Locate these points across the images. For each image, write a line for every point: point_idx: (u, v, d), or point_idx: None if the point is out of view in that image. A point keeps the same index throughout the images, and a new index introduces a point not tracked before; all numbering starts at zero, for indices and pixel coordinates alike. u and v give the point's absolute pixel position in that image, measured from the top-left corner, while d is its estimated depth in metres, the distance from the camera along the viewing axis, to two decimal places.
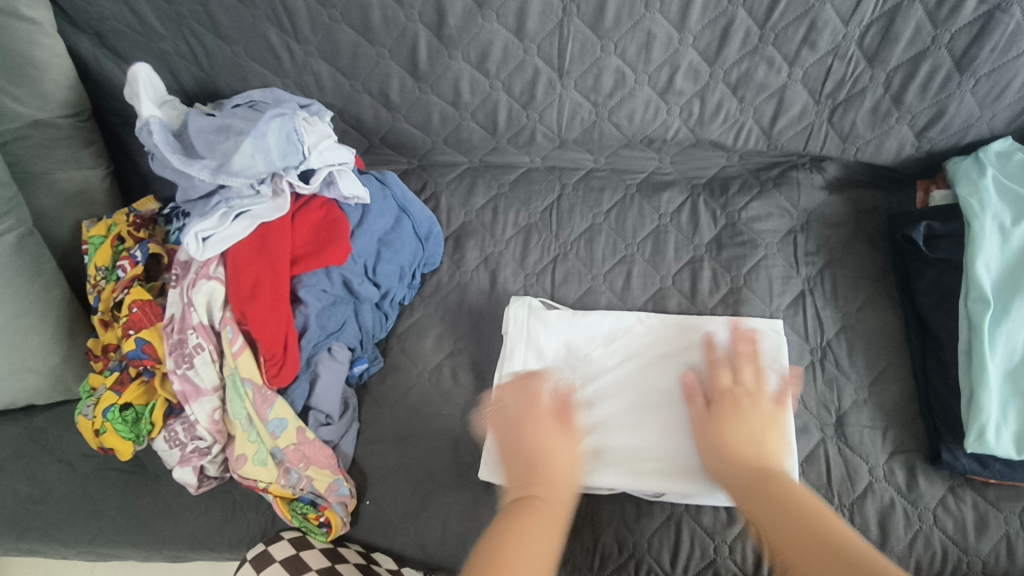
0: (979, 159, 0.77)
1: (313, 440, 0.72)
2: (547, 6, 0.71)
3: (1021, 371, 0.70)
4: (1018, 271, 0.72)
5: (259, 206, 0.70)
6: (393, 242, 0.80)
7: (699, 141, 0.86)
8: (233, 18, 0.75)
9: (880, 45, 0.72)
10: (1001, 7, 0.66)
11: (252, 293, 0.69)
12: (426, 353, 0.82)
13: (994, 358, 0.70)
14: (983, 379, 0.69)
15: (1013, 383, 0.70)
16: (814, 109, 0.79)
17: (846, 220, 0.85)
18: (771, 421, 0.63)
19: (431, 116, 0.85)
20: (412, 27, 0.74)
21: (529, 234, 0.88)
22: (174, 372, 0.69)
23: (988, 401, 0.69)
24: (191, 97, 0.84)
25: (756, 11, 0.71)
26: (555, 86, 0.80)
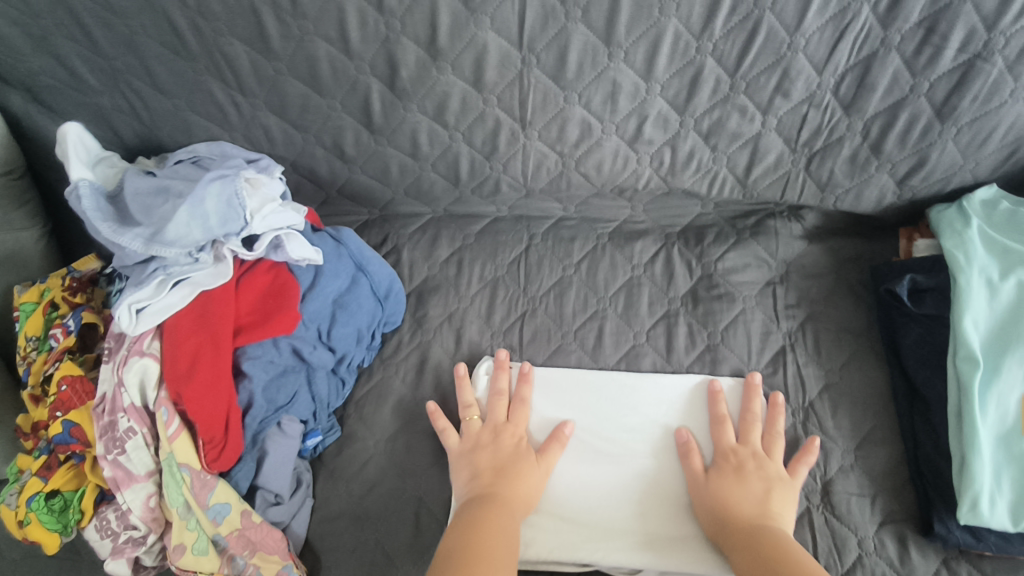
0: (963, 208, 0.74)
1: (260, 524, 0.66)
2: (504, 58, 0.67)
3: (1015, 436, 0.65)
4: (1008, 328, 0.68)
5: (199, 273, 0.65)
6: (348, 304, 0.75)
7: (672, 190, 0.82)
8: (172, 72, 0.70)
9: (856, 93, 0.68)
10: (982, 56, 0.63)
11: (188, 371, 0.63)
12: (386, 421, 0.77)
13: (985, 422, 0.66)
14: (974, 445, 0.65)
15: (1007, 449, 0.65)
16: (790, 158, 0.75)
17: (825, 270, 0.82)
18: (778, 485, 0.65)
19: (390, 168, 0.81)
20: (363, 80, 0.70)
21: (495, 289, 0.84)
22: (104, 457, 0.63)
23: (980, 469, 0.64)
24: (133, 152, 0.79)
25: (726, 61, 0.67)
26: (517, 137, 0.76)
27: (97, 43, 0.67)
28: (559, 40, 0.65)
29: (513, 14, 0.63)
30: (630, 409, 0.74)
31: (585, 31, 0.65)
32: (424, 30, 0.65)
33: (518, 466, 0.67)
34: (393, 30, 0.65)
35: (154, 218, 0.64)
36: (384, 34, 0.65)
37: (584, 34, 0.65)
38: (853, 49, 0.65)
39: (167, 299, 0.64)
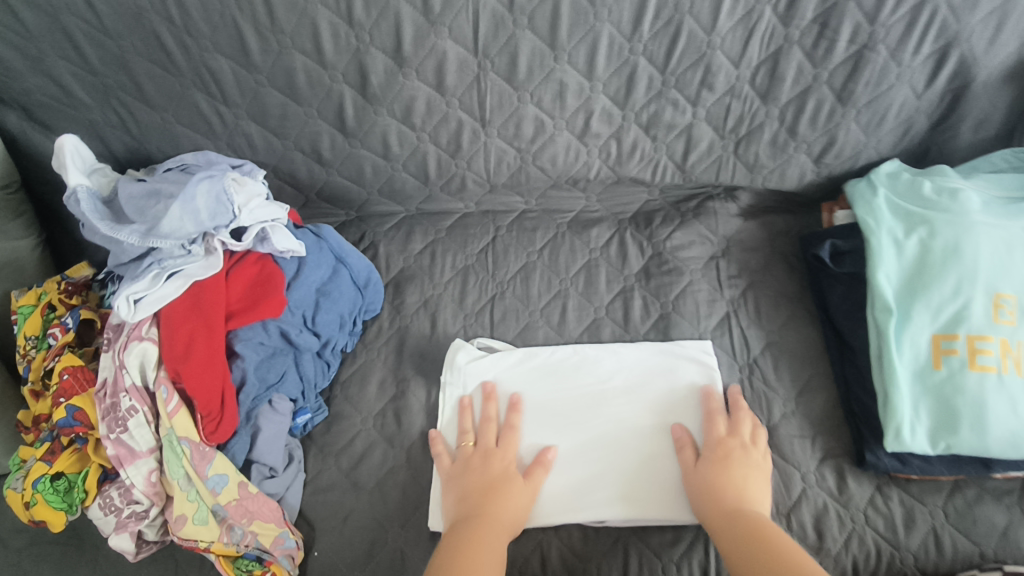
0: (871, 181, 0.84)
1: (256, 495, 0.71)
2: (463, 63, 0.76)
3: (929, 371, 0.75)
4: (915, 278, 0.77)
5: (192, 265, 0.71)
6: (331, 292, 0.82)
7: (620, 178, 0.92)
8: (160, 86, 0.77)
9: (769, 83, 0.79)
10: (868, 47, 0.74)
11: (185, 351, 0.69)
12: (371, 398, 0.83)
13: (902, 361, 0.75)
14: (893, 380, 0.74)
15: (923, 382, 0.75)
16: (720, 144, 0.86)
17: (762, 243, 0.90)
18: (756, 470, 0.68)
19: (364, 169, 0.89)
20: (337, 88, 0.78)
21: (467, 276, 0.92)
22: (107, 437, 0.68)
23: (900, 401, 0.73)
24: (124, 164, 0.85)
25: (656, 59, 0.77)
26: (479, 135, 0.85)
27: (91, 63, 0.74)
28: (510, 46, 0.75)
29: (468, 23, 0.72)
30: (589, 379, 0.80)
31: (532, 36, 0.74)
32: (390, 40, 0.73)
33: (506, 488, 0.68)
34: (363, 41, 0.74)
35: (149, 216, 0.70)
36: (354, 46, 0.74)
37: (532, 39, 0.74)
38: (762, 45, 0.75)
39: (165, 288, 0.70)
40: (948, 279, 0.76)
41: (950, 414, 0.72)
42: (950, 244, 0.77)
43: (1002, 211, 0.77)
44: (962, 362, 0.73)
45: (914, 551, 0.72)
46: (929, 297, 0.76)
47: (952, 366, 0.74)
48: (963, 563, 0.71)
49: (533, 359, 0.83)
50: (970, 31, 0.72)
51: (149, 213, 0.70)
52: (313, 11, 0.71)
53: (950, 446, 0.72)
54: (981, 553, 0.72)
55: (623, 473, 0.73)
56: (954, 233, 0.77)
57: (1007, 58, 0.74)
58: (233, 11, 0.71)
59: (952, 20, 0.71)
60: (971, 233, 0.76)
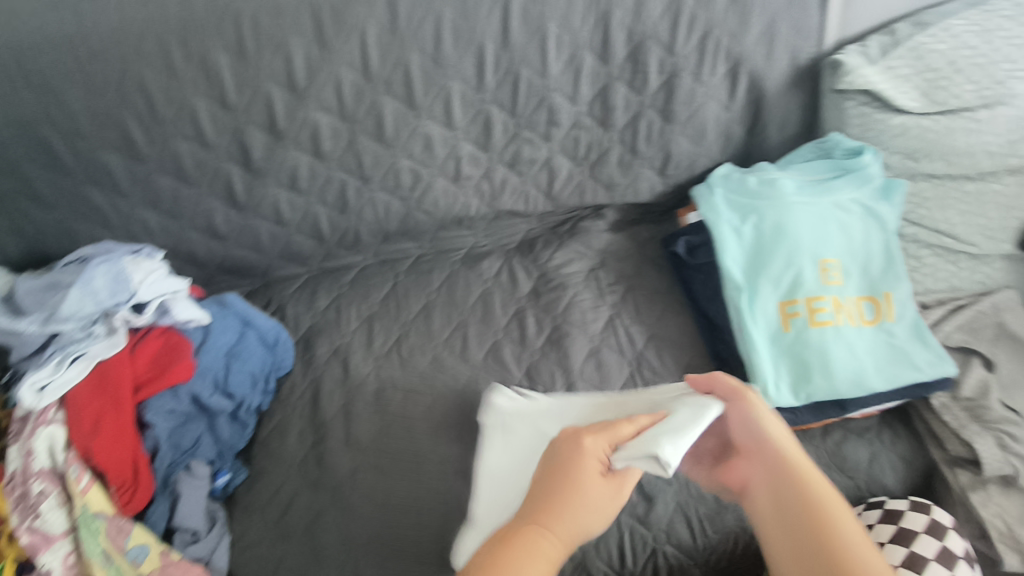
0: (708, 182, 0.97)
1: (178, 560, 0.71)
2: (335, 130, 0.86)
3: (780, 334, 0.86)
4: (756, 258, 0.90)
5: (94, 345, 0.75)
6: (240, 353, 0.86)
7: (499, 213, 1.02)
8: (53, 186, 0.82)
9: (605, 113, 0.92)
10: (674, 75, 0.89)
11: (93, 428, 0.72)
12: (291, 450, 0.86)
13: (757, 329, 0.86)
14: (751, 346, 0.85)
15: (778, 344, 0.86)
16: (577, 171, 0.98)
17: (631, 251, 1.03)
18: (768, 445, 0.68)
19: (261, 238, 0.95)
20: (223, 167, 0.86)
21: (372, 322, 0.98)
22: (19, 527, 0.68)
23: (760, 364, 0.84)
24: (22, 266, 0.88)
25: (504, 105, 0.89)
26: (362, 191, 0.93)
27: None
28: (375, 109, 0.85)
29: (333, 94, 0.82)
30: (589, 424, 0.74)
31: (392, 99, 0.84)
32: (264, 117, 0.82)
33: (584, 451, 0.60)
34: (240, 122, 0.82)
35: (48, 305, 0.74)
36: (233, 126, 0.82)
37: (392, 102, 0.85)
38: (590, 83, 0.89)
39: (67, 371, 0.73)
40: (781, 253, 0.88)
41: (803, 368, 0.83)
42: (777, 223, 0.90)
43: (813, 189, 0.91)
44: (804, 321, 0.85)
45: None
46: (770, 270, 0.88)
47: (797, 326, 0.85)
48: (842, 499, 0.82)
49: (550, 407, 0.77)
50: (750, 51, 0.88)
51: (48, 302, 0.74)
52: (191, 101, 0.79)
53: (809, 394, 0.82)
54: (856, 486, 0.83)
55: None
56: (778, 214, 0.90)
57: (786, 68, 0.90)
58: (116, 109, 0.78)
59: (734, 44, 0.87)
60: (791, 212, 0.90)
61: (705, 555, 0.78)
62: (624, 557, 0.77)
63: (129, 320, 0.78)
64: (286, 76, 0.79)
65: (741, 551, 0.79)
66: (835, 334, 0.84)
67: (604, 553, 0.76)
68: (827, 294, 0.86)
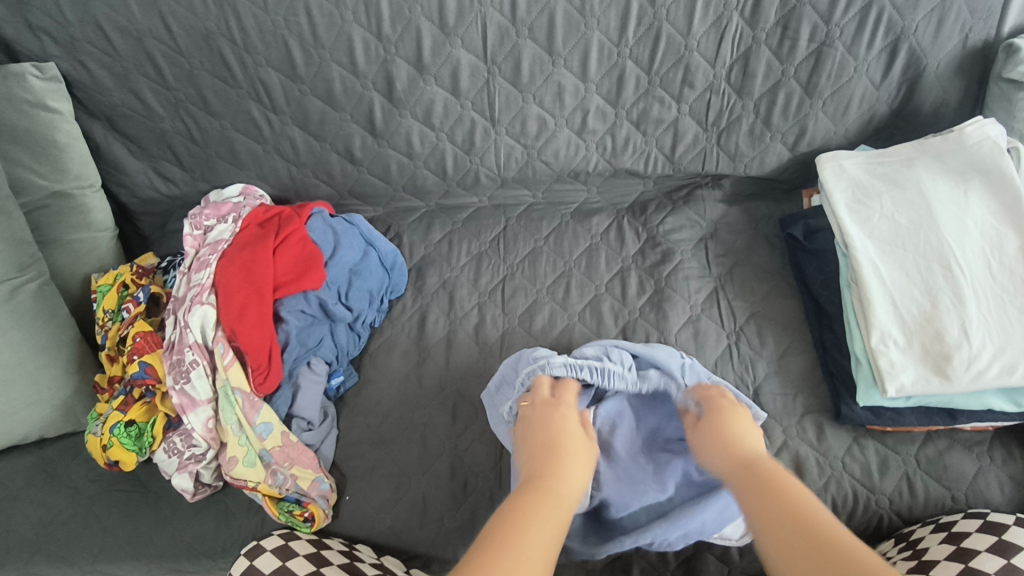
0: (832, 157, 0.93)
1: (296, 443, 0.81)
2: (474, 70, 0.89)
3: (905, 333, 0.79)
4: (883, 247, 0.84)
5: (250, 258, 0.86)
6: (362, 271, 0.94)
7: (617, 171, 1.02)
8: (222, 97, 0.92)
9: (743, 79, 0.90)
10: (826, 44, 0.85)
11: (239, 313, 0.83)
12: (395, 366, 0.93)
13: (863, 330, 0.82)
14: (857, 346, 0.82)
15: (898, 344, 0.79)
16: (704, 136, 0.96)
17: (745, 225, 1.00)
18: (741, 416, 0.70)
19: (390, 167, 1.01)
20: (368, 95, 0.92)
21: (480, 260, 1.01)
22: (173, 387, 0.80)
23: (864, 366, 0.81)
24: (188, 168, 1.00)
25: (641, 60, 0.88)
26: (489, 133, 0.96)
27: (166, 79, 0.90)
28: (515, 52, 0.87)
29: (477, 36, 0.86)
30: (990, 334, 0.77)
31: (532, 44, 0.87)
32: (412, 51, 0.87)
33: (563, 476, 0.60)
34: (389, 53, 0.87)
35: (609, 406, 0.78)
36: (383, 57, 0.88)
37: (532, 47, 0.87)
38: (733, 46, 0.87)
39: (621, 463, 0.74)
40: (922, 238, 0.83)
41: (932, 361, 0.77)
42: (921, 205, 0.85)
43: (967, 177, 0.85)
44: (937, 314, 0.79)
45: (889, 494, 0.78)
46: (906, 254, 0.83)
47: (930, 314, 0.79)
48: (934, 508, 0.77)
49: (998, 297, 0.78)
50: (914, 26, 0.83)
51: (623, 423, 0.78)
52: (348, 29, 0.85)
53: (932, 391, 0.76)
54: (952, 497, 0.77)
55: (917, 237, 0.84)
56: (913, 211, 0.85)
57: (953, 50, 0.86)
58: (284, 31, 0.85)
59: (897, 18, 0.83)
60: (940, 197, 0.85)
61: None
62: None
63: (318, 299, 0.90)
64: (438, 12, 0.84)
65: None
66: (975, 330, 0.77)
67: None
68: (972, 288, 0.79)
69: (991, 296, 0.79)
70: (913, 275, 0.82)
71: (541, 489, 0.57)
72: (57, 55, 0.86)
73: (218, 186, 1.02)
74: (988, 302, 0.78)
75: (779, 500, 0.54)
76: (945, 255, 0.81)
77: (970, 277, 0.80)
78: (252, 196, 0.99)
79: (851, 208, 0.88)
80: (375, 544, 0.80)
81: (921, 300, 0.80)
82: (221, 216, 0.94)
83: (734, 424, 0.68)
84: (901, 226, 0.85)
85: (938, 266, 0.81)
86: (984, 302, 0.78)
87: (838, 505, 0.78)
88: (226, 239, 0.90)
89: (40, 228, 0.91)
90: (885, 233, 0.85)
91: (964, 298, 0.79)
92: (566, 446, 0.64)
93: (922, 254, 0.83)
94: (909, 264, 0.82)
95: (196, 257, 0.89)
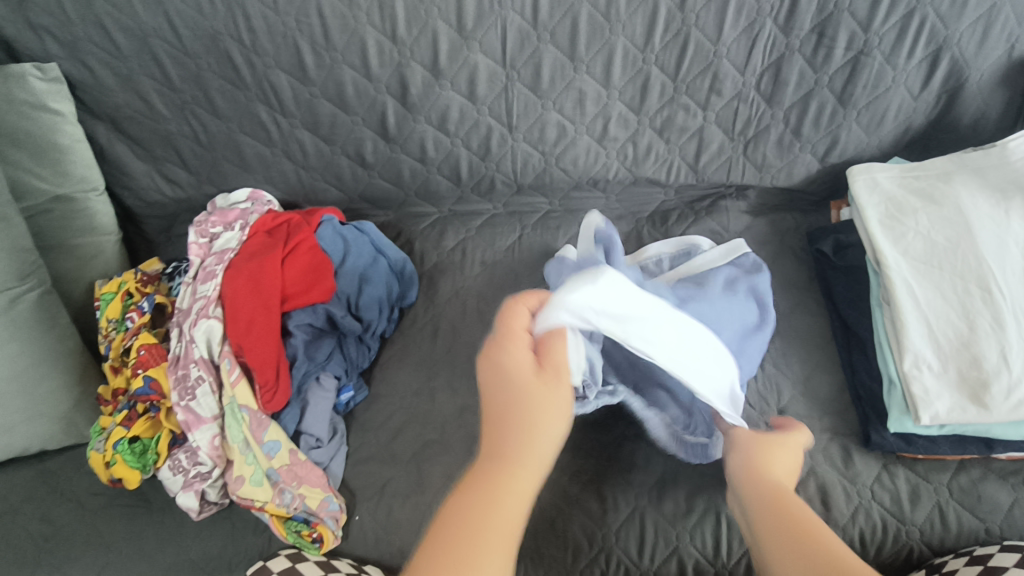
0: (863, 169, 0.89)
1: (305, 461, 0.79)
2: (492, 75, 0.85)
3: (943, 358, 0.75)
4: (919, 266, 0.80)
5: (257, 269, 0.83)
6: (372, 280, 0.91)
7: (637, 179, 0.98)
8: (230, 101, 0.89)
9: (774, 88, 0.86)
10: (864, 52, 0.81)
11: (247, 327, 0.80)
12: (405, 379, 0.90)
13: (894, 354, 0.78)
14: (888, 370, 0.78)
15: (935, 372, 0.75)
16: (729, 146, 0.92)
17: (771, 238, 0.96)
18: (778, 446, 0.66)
19: (403, 172, 0.97)
20: (381, 98, 0.88)
21: (495, 270, 0.98)
22: (178, 404, 0.78)
23: (895, 392, 0.77)
24: (194, 171, 0.97)
25: (667, 66, 0.84)
26: (506, 139, 0.93)
27: (172, 80, 0.86)
28: (535, 57, 0.84)
29: (497, 38, 0.82)
30: None
31: (554, 50, 0.83)
32: (428, 55, 0.84)
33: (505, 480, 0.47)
34: (404, 56, 0.84)
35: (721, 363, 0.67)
36: (398, 60, 0.84)
37: (554, 52, 0.83)
38: (765, 53, 0.83)
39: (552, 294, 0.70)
40: (959, 257, 0.79)
41: (970, 388, 0.73)
42: (960, 223, 0.81)
43: (1009, 195, 0.81)
44: (975, 338, 0.75)
45: (920, 526, 0.75)
46: (940, 274, 0.79)
47: (966, 338, 0.75)
48: (967, 540, 0.74)
49: None
50: (958, 35, 0.79)
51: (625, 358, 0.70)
52: (362, 32, 0.81)
53: (968, 420, 0.72)
54: (986, 529, 0.74)
55: (955, 258, 0.79)
56: (952, 228, 0.81)
57: (997, 62, 0.82)
58: (294, 33, 0.82)
59: (941, 26, 0.79)
60: (979, 215, 0.81)
61: None
62: (718, 547, 0.75)
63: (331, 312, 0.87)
64: (456, 15, 0.80)
65: None
66: (1016, 357, 0.73)
67: (699, 540, 0.75)
68: (1013, 312, 0.75)
69: None
70: (950, 297, 0.78)
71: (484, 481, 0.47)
72: (58, 55, 0.83)
73: (225, 189, 0.99)
74: None
75: (794, 538, 0.51)
76: (984, 277, 0.77)
77: (1010, 302, 0.75)
78: (259, 201, 0.95)
79: (885, 223, 0.84)
80: (386, 566, 0.77)
81: (957, 324, 0.76)
82: (228, 222, 0.91)
83: (773, 451, 0.65)
84: (938, 244, 0.81)
85: (977, 289, 0.77)
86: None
87: (867, 535, 0.75)
88: (233, 248, 0.87)
89: (42, 233, 0.89)
90: (921, 250, 0.81)
91: (1004, 324, 0.74)
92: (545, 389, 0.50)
93: (960, 275, 0.78)
94: (946, 285, 0.78)
95: (202, 266, 0.86)
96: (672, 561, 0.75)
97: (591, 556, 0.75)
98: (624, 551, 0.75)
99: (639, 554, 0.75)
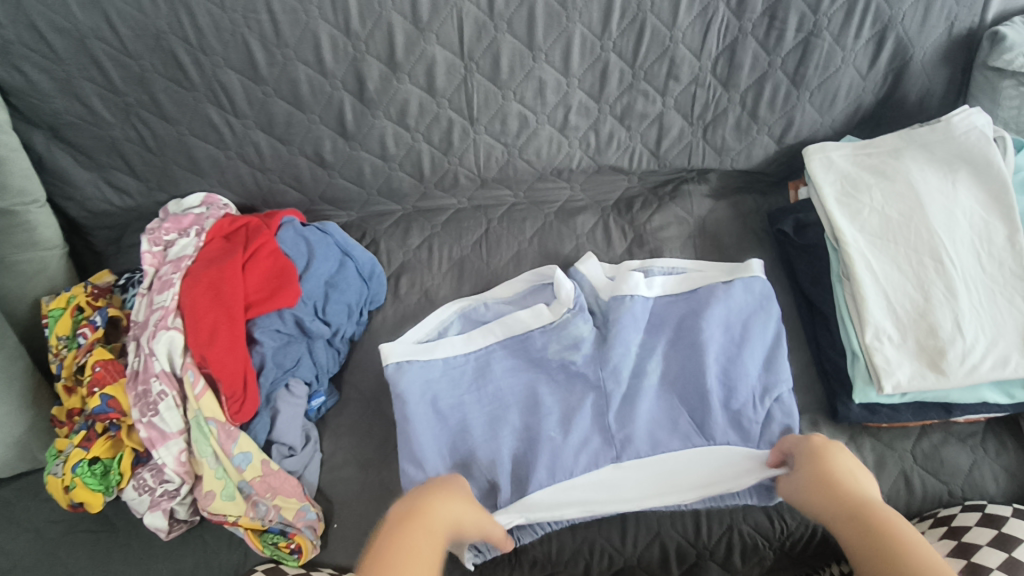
0: (821, 148, 0.91)
1: (278, 471, 0.76)
2: (451, 67, 0.84)
3: (903, 330, 0.78)
4: (876, 242, 0.83)
5: (219, 276, 0.80)
6: (339, 283, 0.88)
7: (601, 167, 0.99)
8: (177, 102, 0.85)
9: (730, 72, 0.87)
10: (814, 34, 0.83)
11: (210, 337, 0.77)
12: (377, 381, 0.89)
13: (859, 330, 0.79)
14: (853, 344, 0.80)
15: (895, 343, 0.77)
16: (689, 130, 0.93)
17: (733, 221, 0.98)
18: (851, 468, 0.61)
19: (364, 171, 0.95)
20: (337, 95, 0.86)
21: (463, 266, 0.97)
22: (140, 421, 0.75)
23: (860, 364, 0.79)
24: (143, 177, 0.93)
25: (625, 54, 0.85)
26: (468, 133, 0.92)
27: (114, 83, 0.82)
28: (493, 48, 0.83)
29: (453, 30, 0.81)
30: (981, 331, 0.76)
31: (512, 39, 0.82)
32: (384, 49, 0.82)
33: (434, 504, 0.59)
34: (359, 51, 0.82)
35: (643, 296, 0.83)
36: (352, 54, 0.82)
37: (512, 42, 0.82)
38: (720, 38, 0.84)
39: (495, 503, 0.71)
40: (912, 230, 0.82)
41: (928, 356, 0.76)
42: (912, 197, 0.84)
43: (955, 168, 0.84)
44: (930, 308, 0.78)
45: (887, 492, 0.78)
46: (896, 248, 0.82)
47: (922, 309, 0.78)
48: (931, 501, 0.77)
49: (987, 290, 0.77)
50: (902, 14, 0.82)
51: (642, 309, 0.81)
52: (314, 26, 0.79)
53: (928, 387, 0.75)
54: (949, 491, 0.77)
55: (908, 232, 0.82)
56: (903, 203, 0.84)
57: (939, 39, 0.85)
58: (242, 30, 0.79)
59: (885, 6, 0.81)
60: (929, 189, 0.83)
61: (781, 540, 0.76)
62: (698, 528, 0.76)
63: (299, 317, 0.84)
64: (410, 7, 0.78)
65: (818, 543, 0.76)
66: (968, 324, 0.76)
67: (679, 523, 0.76)
68: (963, 282, 0.78)
69: (981, 292, 0.78)
70: (905, 270, 0.80)
71: (405, 527, 0.55)
72: None
73: (177, 196, 0.96)
74: (977, 298, 0.77)
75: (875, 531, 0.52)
76: (936, 249, 0.80)
77: (959, 272, 0.78)
78: (215, 205, 0.92)
79: (842, 202, 0.86)
80: None
81: (913, 297, 0.79)
82: (182, 229, 0.87)
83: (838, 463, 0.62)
84: (893, 220, 0.83)
85: (929, 261, 0.80)
86: (976, 295, 0.78)
87: None
88: (190, 255, 0.84)
89: None
90: (876, 225, 0.83)
91: (955, 293, 0.77)
92: (442, 490, 0.61)
93: (914, 247, 0.81)
94: (902, 259, 0.81)
95: (157, 276, 0.83)
96: (655, 546, 0.76)
97: (575, 547, 0.76)
98: (606, 539, 0.76)
99: (622, 541, 0.76)
